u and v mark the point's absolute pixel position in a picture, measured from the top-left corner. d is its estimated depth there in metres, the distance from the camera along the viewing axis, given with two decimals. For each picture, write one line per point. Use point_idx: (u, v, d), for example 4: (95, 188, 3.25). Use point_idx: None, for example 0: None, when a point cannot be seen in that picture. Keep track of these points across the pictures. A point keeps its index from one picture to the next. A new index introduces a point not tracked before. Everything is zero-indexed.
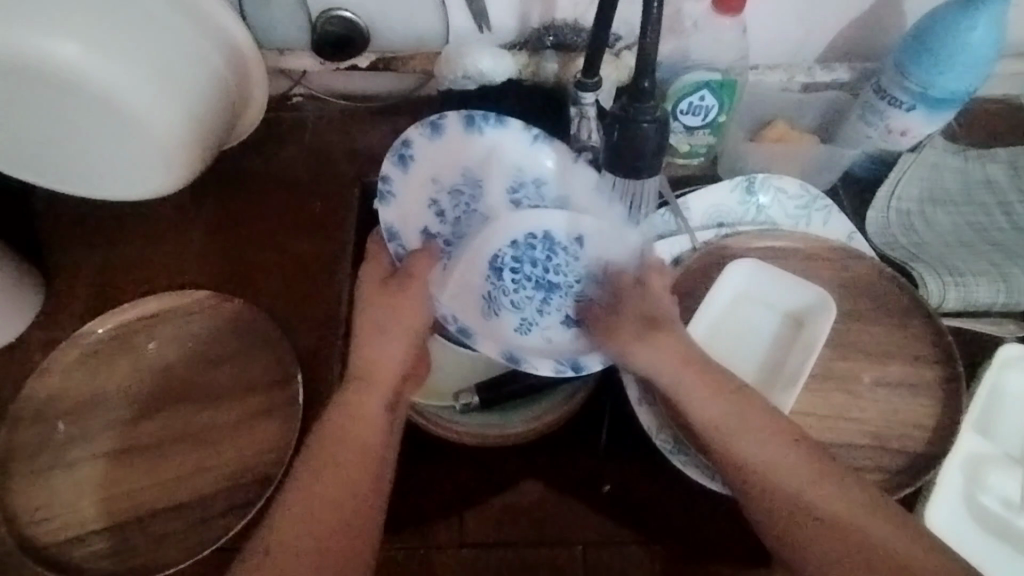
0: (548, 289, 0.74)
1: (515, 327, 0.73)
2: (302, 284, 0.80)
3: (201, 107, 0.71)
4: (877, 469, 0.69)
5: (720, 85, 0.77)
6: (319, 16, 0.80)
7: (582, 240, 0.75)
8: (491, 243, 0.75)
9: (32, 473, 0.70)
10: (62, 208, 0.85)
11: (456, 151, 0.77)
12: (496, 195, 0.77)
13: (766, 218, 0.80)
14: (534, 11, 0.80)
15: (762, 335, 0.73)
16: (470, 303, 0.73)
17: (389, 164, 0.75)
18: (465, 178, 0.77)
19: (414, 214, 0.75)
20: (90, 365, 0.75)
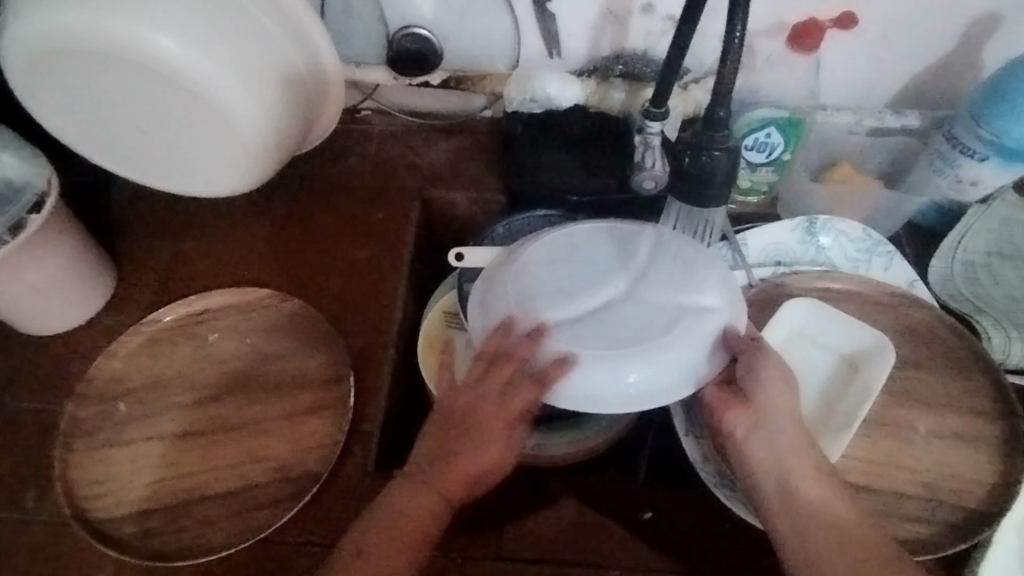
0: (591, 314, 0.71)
1: (533, 263, 0.63)
2: (359, 290, 0.82)
3: (283, 109, 0.73)
4: (928, 521, 0.67)
5: (788, 123, 0.78)
6: (397, 32, 0.83)
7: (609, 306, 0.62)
8: (616, 243, 0.65)
9: (92, 447, 0.73)
10: (139, 201, 0.89)
11: (672, 359, 0.59)
12: (696, 310, 0.61)
13: (826, 259, 0.80)
14: (605, 40, 0.83)
15: (816, 378, 0.72)
16: (553, 271, 0.63)
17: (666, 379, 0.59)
18: (648, 337, 0.59)
19: (616, 346, 0.59)
20: (154, 349, 0.78)
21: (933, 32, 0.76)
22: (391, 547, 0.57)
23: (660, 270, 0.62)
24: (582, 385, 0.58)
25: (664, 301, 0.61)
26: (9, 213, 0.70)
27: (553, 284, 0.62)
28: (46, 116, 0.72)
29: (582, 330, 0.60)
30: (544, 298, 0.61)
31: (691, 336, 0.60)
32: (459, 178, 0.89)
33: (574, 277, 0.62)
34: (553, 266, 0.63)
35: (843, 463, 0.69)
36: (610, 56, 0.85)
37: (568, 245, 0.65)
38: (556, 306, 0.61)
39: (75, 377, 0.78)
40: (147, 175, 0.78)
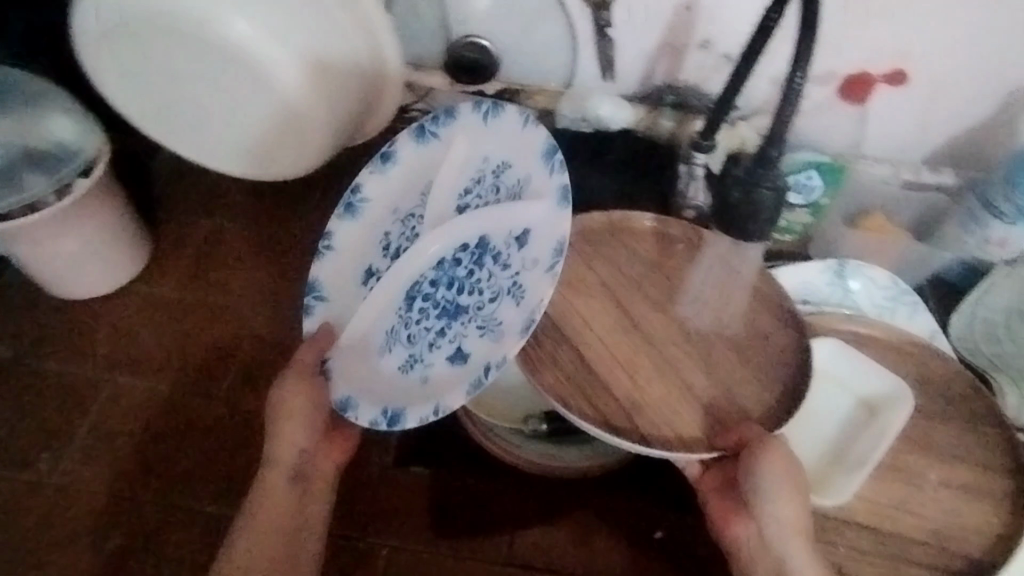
0: (451, 317, 0.65)
1: (362, 281, 0.72)
2: None
3: (341, 97, 0.81)
4: (929, 565, 0.69)
5: (829, 168, 0.83)
6: (459, 40, 0.85)
7: (481, 241, 0.64)
8: (413, 269, 0.67)
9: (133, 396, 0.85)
10: (194, 185, 0.99)
11: (529, 215, 0.62)
12: (526, 191, 0.63)
13: (852, 303, 0.82)
14: (659, 69, 0.85)
15: (833, 419, 0.75)
16: (398, 283, 0.68)
17: (558, 192, 0.61)
18: (512, 184, 0.65)
19: (480, 221, 0.64)
20: (200, 317, 0.90)
21: (974, 100, 0.79)
22: (261, 551, 0.65)
23: (430, 165, 0.72)
24: (523, 280, 0.60)
25: (509, 153, 0.66)
26: (60, 176, 0.77)
27: (381, 299, 0.68)
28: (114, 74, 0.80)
29: (435, 270, 0.66)
30: (368, 307, 0.69)
31: (531, 169, 0.64)
32: None
33: (381, 236, 0.73)
34: (340, 257, 0.73)
35: (852, 502, 0.71)
36: (663, 84, 0.87)
37: (361, 217, 0.74)
38: (402, 259, 0.68)
39: (118, 341, 0.88)
40: (195, 144, 0.85)
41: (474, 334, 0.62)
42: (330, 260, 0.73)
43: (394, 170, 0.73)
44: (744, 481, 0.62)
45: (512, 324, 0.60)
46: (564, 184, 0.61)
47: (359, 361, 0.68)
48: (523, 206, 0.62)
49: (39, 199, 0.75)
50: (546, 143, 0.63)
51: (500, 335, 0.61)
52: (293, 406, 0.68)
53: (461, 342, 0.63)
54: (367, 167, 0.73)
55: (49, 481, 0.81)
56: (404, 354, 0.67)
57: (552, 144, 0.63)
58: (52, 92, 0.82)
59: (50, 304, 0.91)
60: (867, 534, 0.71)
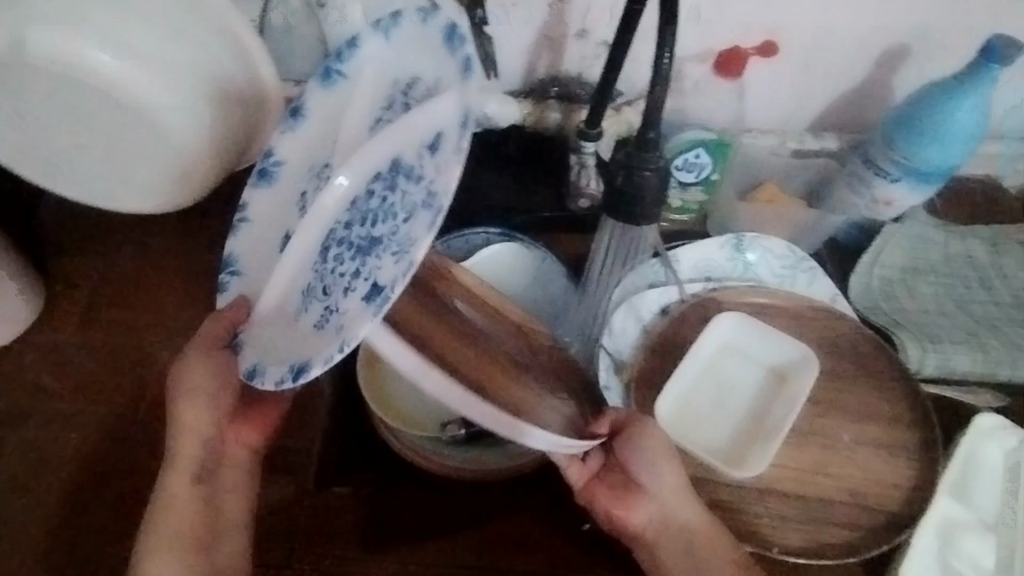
0: (365, 255, 0.50)
1: (279, 248, 0.62)
2: None
3: (222, 124, 0.77)
4: (850, 525, 0.69)
5: (715, 144, 0.83)
6: (334, 51, 0.82)
7: (395, 160, 0.52)
8: (325, 215, 0.55)
9: (18, 452, 0.79)
10: (78, 225, 0.92)
11: (436, 113, 0.51)
12: (438, 91, 0.52)
13: (753, 275, 0.82)
14: (540, 63, 0.85)
15: (746, 391, 0.74)
16: (309, 231, 0.56)
17: (465, 80, 0.50)
18: (423, 90, 0.54)
19: (387, 138, 0.53)
20: (91, 361, 0.84)
21: (843, 67, 0.81)
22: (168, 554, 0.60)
23: (340, 107, 0.60)
24: (441, 172, 0.48)
25: (417, 49, 0.55)
26: None
27: (296, 247, 0.57)
28: None
29: (348, 211, 0.54)
30: (281, 266, 0.58)
31: (439, 58, 0.53)
32: None
33: (295, 196, 0.62)
34: (256, 227, 0.63)
35: (770, 472, 0.70)
36: (546, 77, 0.87)
37: (272, 179, 0.63)
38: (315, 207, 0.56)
39: (8, 407, 0.81)
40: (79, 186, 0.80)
41: (388, 262, 0.48)
42: (245, 230, 0.64)
43: (300, 121, 0.62)
44: (625, 453, 0.61)
45: (427, 228, 0.47)
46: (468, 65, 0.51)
47: (271, 330, 0.57)
48: (428, 111, 0.51)
49: None
50: (444, 25, 0.53)
51: (413, 248, 0.46)
52: (196, 388, 0.62)
53: (373, 277, 0.48)
54: (279, 128, 0.62)
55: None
56: (318, 308, 0.53)
57: (453, 20, 0.52)
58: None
59: None
60: (785, 501, 0.70)
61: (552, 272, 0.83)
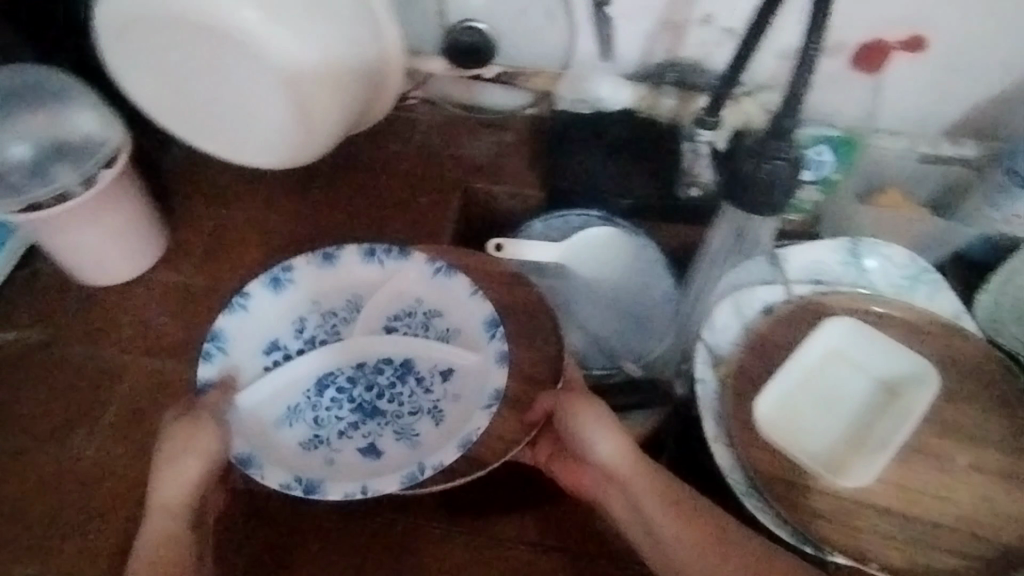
0: (367, 417, 0.67)
1: (266, 363, 0.69)
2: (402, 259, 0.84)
3: (348, 86, 0.78)
4: (961, 554, 0.64)
5: (840, 142, 0.80)
6: (456, 25, 0.85)
7: (406, 363, 0.69)
8: (331, 359, 0.69)
9: (125, 386, 0.81)
10: (184, 174, 0.93)
11: (460, 356, 0.68)
12: (461, 338, 0.69)
13: (867, 282, 0.78)
14: (660, 47, 0.84)
15: (852, 401, 0.70)
16: (309, 370, 0.69)
17: (495, 348, 0.67)
18: (442, 330, 0.70)
19: (403, 343, 0.69)
20: (192, 307, 0.85)
21: (990, 70, 0.76)
22: None
23: (362, 271, 0.72)
24: (438, 454, 0.63)
25: (442, 303, 0.70)
26: (86, 167, 0.77)
27: (296, 370, 0.68)
28: (117, 67, 0.78)
29: (350, 374, 0.69)
30: (271, 379, 0.67)
31: (463, 348, 0.68)
32: (500, 172, 0.90)
33: (296, 316, 0.71)
34: (248, 323, 0.69)
35: (876, 488, 0.67)
36: (664, 62, 0.85)
37: (276, 297, 0.71)
38: (324, 346, 0.69)
39: (128, 330, 0.84)
40: (208, 139, 0.83)
41: (390, 437, 0.66)
42: (240, 315, 0.69)
43: (318, 263, 0.72)
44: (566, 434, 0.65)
45: (441, 445, 0.64)
46: (492, 315, 0.68)
47: (256, 430, 0.65)
48: (474, 357, 0.68)
49: (65, 190, 0.75)
50: (477, 298, 0.70)
51: (413, 474, 0.62)
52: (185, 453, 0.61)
53: (375, 439, 0.66)
54: (307, 258, 0.72)
55: (63, 471, 0.77)
56: (309, 431, 0.67)
57: (493, 318, 0.68)
58: (65, 78, 0.81)
59: (38, 295, 0.87)
60: (888, 519, 0.66)
61: (653, 258, 0.82)
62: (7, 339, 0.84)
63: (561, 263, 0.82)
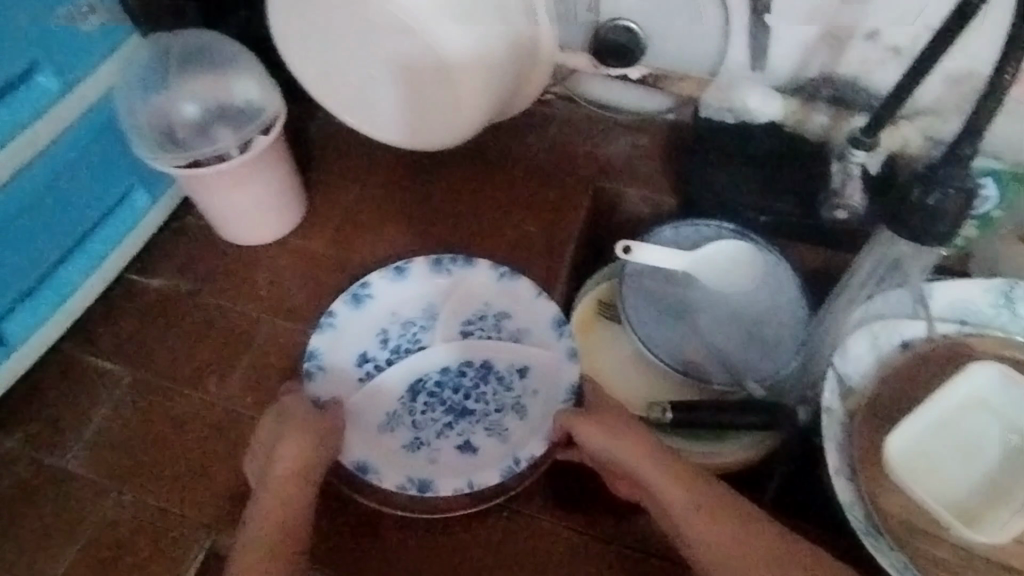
0: (458, 417, 0.75)
1: (358, 373, 0.78)
2: (532, 253, 0.86)
3: (497, 77, 0.79)
4: None
5: (1006, 176, 0.76)
6: (606, 23, 0.83)
7: (487, 364, 0.78)
8: (420, 366, 0.78)
9: (254, 344, 0.85)
10: (321, 145, 0.97)
11: (535, 355, 0.77)
12: (530, 339, 0.79)
13: (1020, 329, 0.74)
14: (819, 59, 0.80)
15: (992, 450, 0.67)
16: (401, 377, 0.78)
17: (563, 347, 0.77)
18: (510, 331, 0.79)
19: (481, 347, 0.78)
20: (320, 275, 0.88)
21: None
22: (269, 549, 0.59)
23: (438, 283, 0.82)
24: (530, 445, 0.72)
25: (508, 306, 0.80)
26: (245, 132, 0.81)
27: (393, 377, 0.77)
28: (281, 43, 0.81)
29: (443, 376, 0.77)
30: (367, 388, 0.76)
31: (527, 348, 0.78)
32: (633, 174, 0.92)
33: (384, 330, 0.80)
34: (339, 339, 0.78)
35: (1013, 546, 0.64)
36: (820, 76, 0.82)
37: (364, 313, 0.80)
38: (411, 355, 0.79)
39: (264, 290, 0.88)
40: (353, 120, 0.83)
41: (482, 434, 0.74)
42: (331, 335, 0.78)
43: (399, 280, 0.81)
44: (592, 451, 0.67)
45: (530, 437, 0.73)
46: (559, 313, 0.78)
47: (362, 433, 0.74)
48: (549, 356, 0.77)
49: (225, 151, 0.79)
50: (540, 299, 0.80)
51: (512, 466, 0.71)
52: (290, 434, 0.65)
53: (469, 437, 0.74)
54: (381, 273, 0.81)
55: (196, 414, 0.82)
56: (410, 434, 0.75)
57: (559, 317, 0.78)
58: (224, 42, 0.84)
59: (180, 248, 0.92)
60: None
61: (784, 278, 0.81)
62: (152, 287, 0.90)
63: (689, 271, 0.82)
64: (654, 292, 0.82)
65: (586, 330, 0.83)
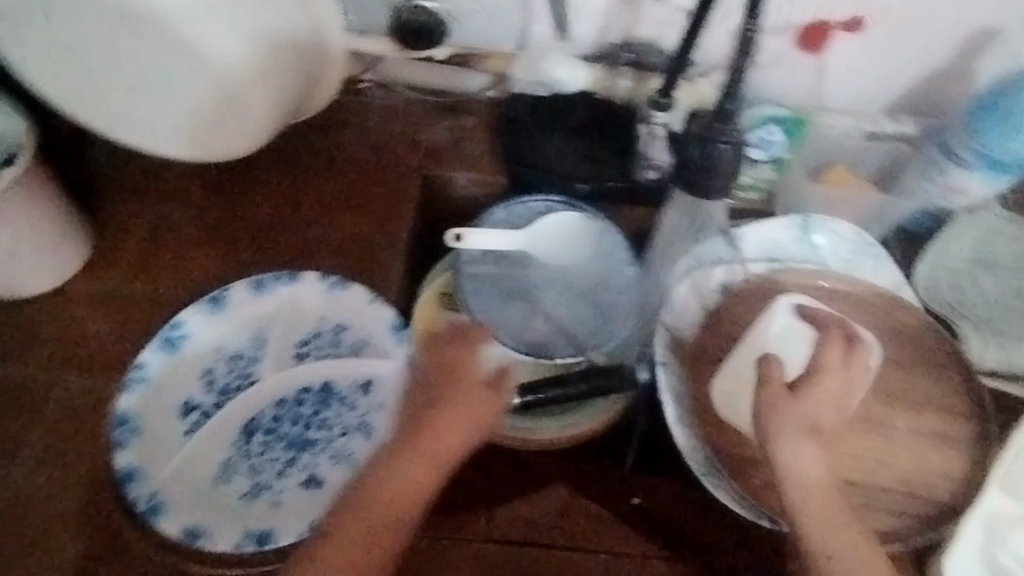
0: (300, 450, 0.71)
1: (183, 425, 0.71)
2: (365, 257, 0.81)
3: (280, 76, 0.75)
4: (895, 511, 0.70)
5: (790, 122, 0.82)
6: (404, 3, 0.83)
7: (326, 387, 0.74)
8: (252, 404, 0.73)
9: (50, 405, 0.74)
10: (109, 166, 0.86)
11: (377, 367, 0.75)
12: (371, 351, 0.76)
13: (818, 258, 0.81)
14: (617, 26, 0.82)
15: (805, 374, 0.73)
16: (234, 418, 0.72)
17: (405, 354, 0.75)
18: (349, 345, 0.76)
19: (318, 369, 0.75)
20: (124, 314, 0.78)
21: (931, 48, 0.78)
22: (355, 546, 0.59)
23: (263, 307, 0.77)
24: None
25: (344, 318, 0.77)
26: None
27: (222, 421, 0.72)
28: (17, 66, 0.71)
29: (278, 410, 0.73)
30: (194, 441, 0.71)
31: (367, 362, 0.75)
32: (461, 157, 0.89)
33: (207, 372, 0.74)
34: (154, 391, 0.71)
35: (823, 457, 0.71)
36: (621, 42, 0.84)
37: (182, 355, 0.73)
38: (242, 391, 0.73)
39: (58, 340, 0.77)
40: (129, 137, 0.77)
41: (327, 463, 0.71)
42: (140, 391, 0.71)
43: (220, 312, 0.75)
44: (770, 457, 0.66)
45: None
46: (397, 316, 0.76)
47: (191, 491, 0.68)
48: (391, 366, 0.75)
49: None
50: (377, 306, 0.77)
51: (360, 490, 0.68)
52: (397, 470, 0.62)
53: (313, 470, 0.70)
54: (193, 309, 0.74)
55: None
56: (248, 480, 0.70)
57: (398, 322, 0.76)
58: None
59: None
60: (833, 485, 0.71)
61: (614, 243, 0.83)
62: None
63: (524, 251, 0.83)
64: (492, 278, 0.81)
65: (427, 329, 0.80)
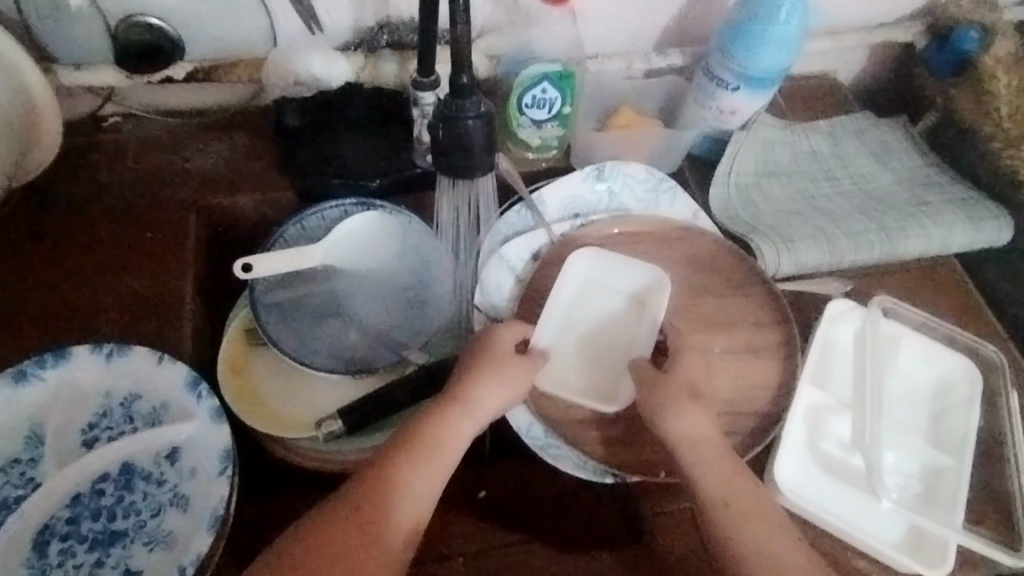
0: (108, 546, 0.64)
1: None
2: (148, 313, 0.73)
3: None
4: (729, 432, 0.72)
5: (559, 77, 0.78)
6: (121, 23, 0.73)
7: (127, 467, 0.67)
8: (41, 512, 0.64)
9: None
10: None
11: (180, 432, 0.68)
12: (171, 416, 0.68)
13: (618, 203, 0.82)
14: (367, 8, 0.77)
15: (612, 323, 0.74)
16: (21, 533, 0.63)
17: (208, 409, 0.68)
18: (146, 414, 0.69)
19: (113, 451, 0.67)
20: None
21: None
22: None
23: (33, 401, 0.68)
24: (196, 542, 0.63)
25: (132, 387, 0.69)
26: None
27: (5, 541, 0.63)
28: None
29: (75, 509, 0.65)
30: None
31: (167, 429, 0.68)
32: (237, 177, 0.81)
33: None
34: None
35: None
36: (376, 24, 0.79)
37: None
38: (24, 502, 0.64)
39: None
40: None
41: (142, 551, 0.64)
42: None
43: None
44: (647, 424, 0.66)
45: (195, 530, 0.64)
46: (190, 370, 0.69)
47: None
48: (196, 426, 0.68)
49: None
50: (167, 364, 0.69)
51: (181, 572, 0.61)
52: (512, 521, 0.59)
53: (127, 564, 0.63)
54: None
55: None
56: None
57: (193, 376, 0.69)
58: None
59: None
60: None
61: (420, 231, 0.78)
62: None
63: (327, 263, 0.77)
64: (293, 301, 0.76)
65: (237, 370, 0.74)
